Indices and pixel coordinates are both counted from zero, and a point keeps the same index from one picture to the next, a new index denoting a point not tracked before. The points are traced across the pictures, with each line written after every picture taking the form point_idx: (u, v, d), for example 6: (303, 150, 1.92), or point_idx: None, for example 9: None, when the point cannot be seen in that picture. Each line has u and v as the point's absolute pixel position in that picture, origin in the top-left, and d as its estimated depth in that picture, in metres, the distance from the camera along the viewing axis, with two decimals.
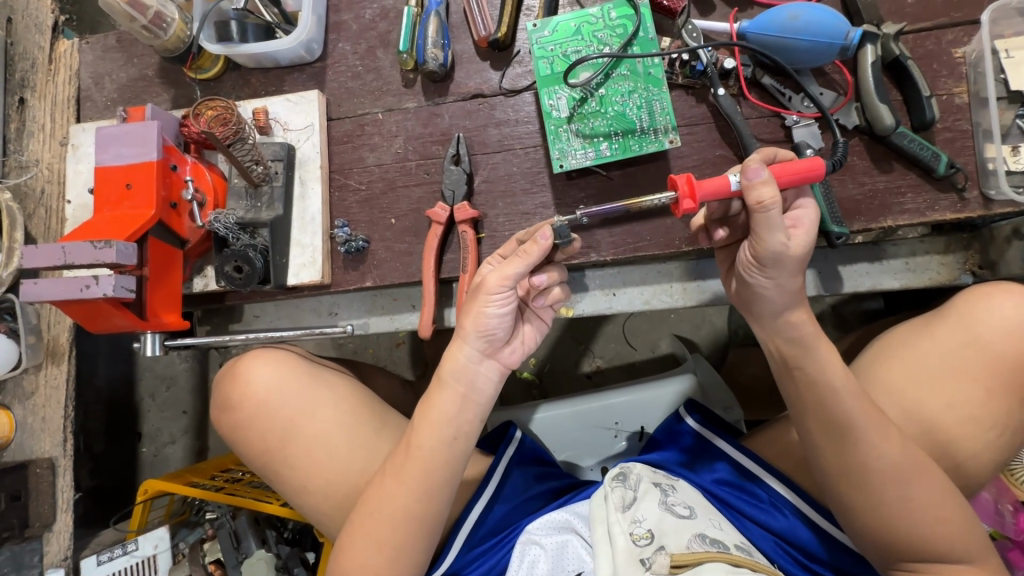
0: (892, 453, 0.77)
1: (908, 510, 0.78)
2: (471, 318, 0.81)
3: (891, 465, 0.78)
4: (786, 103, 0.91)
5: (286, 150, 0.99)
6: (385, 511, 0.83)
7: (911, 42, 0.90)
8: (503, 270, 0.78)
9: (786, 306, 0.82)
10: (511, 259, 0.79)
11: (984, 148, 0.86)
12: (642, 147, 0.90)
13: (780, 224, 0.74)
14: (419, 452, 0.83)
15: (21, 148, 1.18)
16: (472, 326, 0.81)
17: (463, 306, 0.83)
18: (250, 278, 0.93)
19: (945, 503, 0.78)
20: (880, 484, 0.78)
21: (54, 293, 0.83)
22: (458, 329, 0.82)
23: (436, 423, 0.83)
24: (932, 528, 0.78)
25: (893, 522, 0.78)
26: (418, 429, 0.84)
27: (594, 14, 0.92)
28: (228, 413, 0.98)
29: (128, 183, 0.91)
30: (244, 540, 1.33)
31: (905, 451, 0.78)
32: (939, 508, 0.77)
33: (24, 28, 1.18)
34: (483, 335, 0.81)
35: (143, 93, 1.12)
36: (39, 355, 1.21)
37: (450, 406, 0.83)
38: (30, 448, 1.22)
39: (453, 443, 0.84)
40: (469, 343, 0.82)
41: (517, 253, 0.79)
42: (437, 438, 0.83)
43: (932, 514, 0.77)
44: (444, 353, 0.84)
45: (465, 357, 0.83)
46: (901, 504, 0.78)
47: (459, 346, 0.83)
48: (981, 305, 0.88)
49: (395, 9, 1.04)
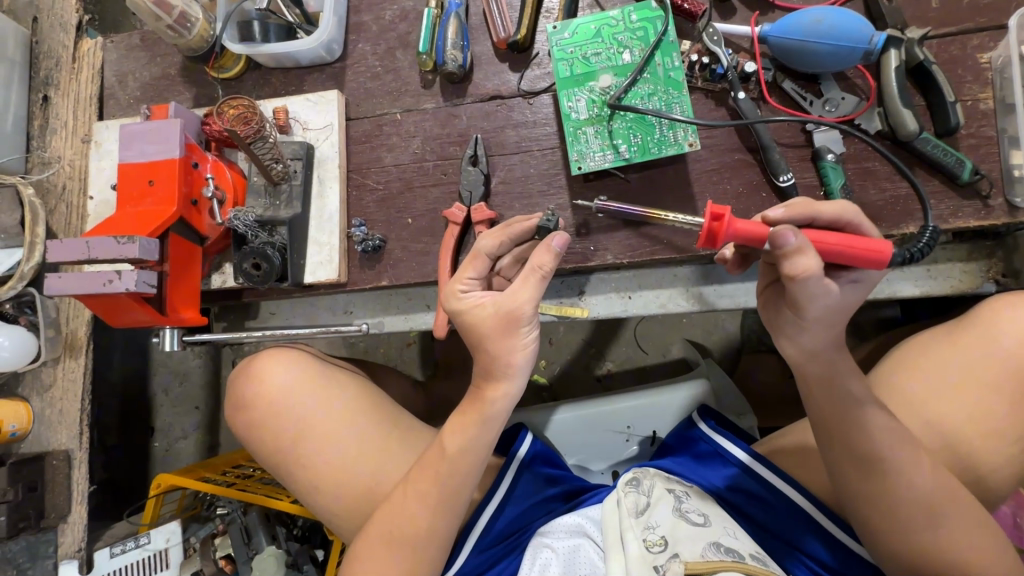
0: (911, 479, 0.76)
1: (938, 534, 0.76)
2: (512, 353, 0.79)
3: (911, 493, 0.76)
4: (807, 108, 0.90)
5: (306, 148, 1.00)
6: (400, 523, 0.83)
7: (935, 47, 0.89)
8: (518, 296, 0.76)
9: (786, 341, 0.78)
10: (525, 279, 0.76)
11: (1009, 155, 0.85)
12: (661, 150, 0.90)
13: (823, 289, 0.66)
14: (437, 464, 0.82)
15: (45, 146, 1.21)
16: (523, 360, 0.79)
17: (489, 339, 0.78)
18: (268, 275, 0.94)
19: (969, 529, 0.76)
20: (899, 510, 0.76)
21: (77, 287, 0.84)
22: (503, 365, 0.79)
23: (456, 439, 0.82)
24: (958, 554, 0.76)
25: (916, 545, 0.77)
26: (442, 445, 0.83)
27: (614, 17, 0.91)
28: (243, 412, 0.98)
29: (150, 180, 0.92)
30: (254, 536, 1.35)
31: (926, 477, 0.76)
32: (964, 534, 0.76)
33: (50, 27, 1.21)
34: (529, 366, 0.81)
35: (166, 92, 1.13)
36: (58, 348, 1.23)
37: (473, 427, 0.82)
38: (46, 440, 1.25)
39: (474, 457, 0.82)
40: (518, 379, 0.81)
41: (526, 269, 0.77)
42: (459, 456, 0.82)
43: (956, 540, 0.76)
44: (487, 385, 0.82)
45: (513, 392, 0.81)
46: (921, 530, 0.76)
47: (509, 379, 0.80)
48: (1004, 315, 0.87)
49: (414, 11, 1.05)
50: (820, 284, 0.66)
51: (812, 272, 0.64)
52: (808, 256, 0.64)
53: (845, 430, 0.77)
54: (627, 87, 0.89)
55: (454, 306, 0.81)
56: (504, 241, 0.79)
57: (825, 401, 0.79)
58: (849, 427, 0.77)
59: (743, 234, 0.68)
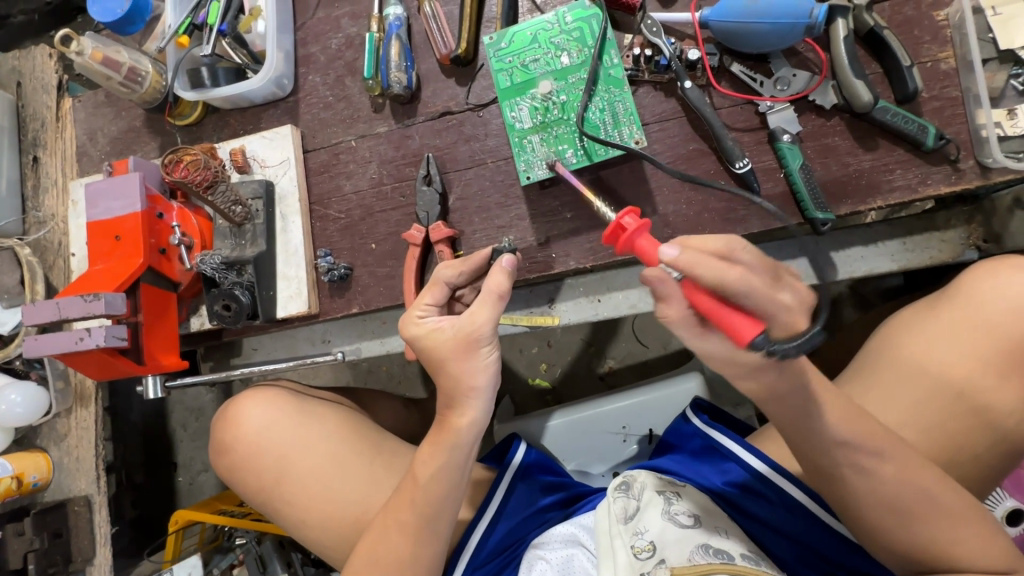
0: (889, 472, 0.73)
1: (929, 530, 0.72)
2: (473, 374, 0.78)
3: (889, 491, 0.73)
4: (758, 89, 0.87)
5: (265, 186, 1.02)
6: (382, 552, 0.83)
7: (888, 10, 0.85)
8: (475, 317, 0.76)
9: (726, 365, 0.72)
10: (481, 301, 0.76)
11: (975, 115, 0.81)
12: (608, 150, 0.89)
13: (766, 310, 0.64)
14: (416, 496, 0.82)
15: (38, 205, 1.24)
16: (486, 380, 0.78)
17: (450, 360, 0.77)
18: (238, 315, 0.97)
19: (944, 515, 0.72)
20: (878, 507, 0.73)
21: (54, 347, 0.88)
22: (464, 387, 0.78)
23: (427, 468, 0.82)
24: (945, 550, 0.72)
25: (898, 540, 0.74)
26: (415, 475, 0.83)
27: (549, 21, 0.91)
28: (224, 455, 1.01)
29: (117, 235, 0.95)
30: (271, 564, 1.40)
31: (903, 475, 0.73)
32: (946, 532, 0.72)
33: (32, 90, 1.24)
34: (486, 389, 0.79)
35: (133, 144, 1.16)
36: (69, 399, 1.28)
37: (443, 454, 0.82)
38: (67, 487, 1.29)
39: (446, 483, 0.82)
40: (481, 402, 0.80)
41: (482, 293, 0.76)
42: (430, 484, 0.82)
43: (939, 535, 0.72)
44: (451, 411, 0.81)
45: (474, 416, 0.81)
46: (902, 530, 0.73)
47: (470, 404, 0.80)
48: (986, 282, 0.83)
49: (359, 37, 1.05)
50: (701, 335, 0.62)
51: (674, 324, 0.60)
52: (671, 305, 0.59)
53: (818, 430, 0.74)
54: (585, 105, 0.88)
55: (414, 332, 0.80)
56: (464, 271, 0.81)
57: (785, 409, 0.75)
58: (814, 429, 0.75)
59: (638, 253, 0.64)
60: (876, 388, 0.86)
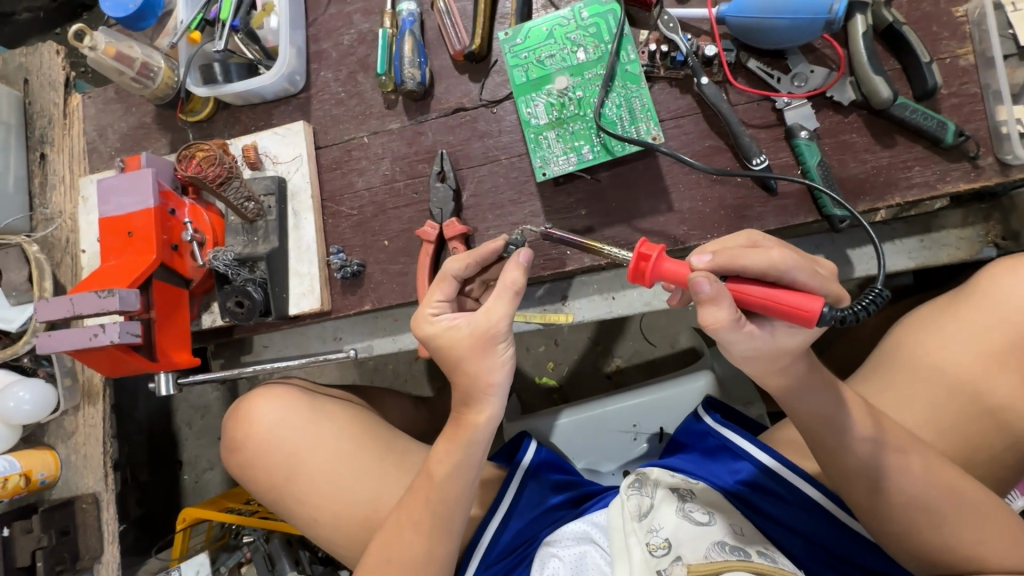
0: (907, 471, 0.73)
1: (948, 529, 0.72)
2: (491, 371, 0.78)
3: (907, 490, 0.73)
4: (775, 85, 0.87)
5: (277, 182, 1.02)
6: (395, 552, 0.83)
7: (907, 6, 0.84)
8: (490, 314, 0.75)
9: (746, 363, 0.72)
10: (497, 297, 0.76)
11: (995, 112, 0.80)
12: (625, 146, 0.88)
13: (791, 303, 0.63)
14: (430, 493, 0.82)
15: (46, 202, 1.24)
16: (503, 377, 0.78)
17: (466, 358, 0.77)
18: (252, 311, 0.96)
19: (964, 514, 0.72)
20: (897, 506, 0.73)
21: (68, 343, 0.87)
22: (482, 385, 0.78)
23: (442, 465, 0.82)
24: (965, 549, 0.72)
25: (917, 539, 0.73)
26: (430, 473, 0.83)
27: (565, 17, 0.90)
28: (235, 452, 1.01)
29: (129, 231, 0.94)
30: (278, 562, 1.40)
31: (921, 473, 0.73)
32: (964, 533, 0.71)
33: (40, 87, 1.24)
34: (502, 385, 0.79)
35: (143, 141, 1.16)
36: (77, 396, 1.27)
37: (459, 451, 0.81)
38: (75, 484, 1.29)
39: (461, 480, 0.82)
40: (496, 399, 0.79)
41: (497, 288, 0.76)
42: (445, 482, 0.82)
43: (958, 534, 0.72)
44: (467, 408, 0.81)
45: (489, 414, 0.80)
46: (921, 529, 0.73)
47: (488, 401, 0.80)
48: (1003, 280, 0.82)
49: (371, 33, 1.05)
50: (736, 333, 0.63)
51: (723, 323, 0.60)
52: (722, 306, 0.60)
53: (837, 427, 0.74)
54: (601, 102, 0.87)
55: (428, 330, 0.79)
56: (471, 263, 0.80)
57: (803, 406, 0.75)
58: (834, 427, 0.74)
59: (667, 277, 0.65)
60: (891, 387, 0.85)
